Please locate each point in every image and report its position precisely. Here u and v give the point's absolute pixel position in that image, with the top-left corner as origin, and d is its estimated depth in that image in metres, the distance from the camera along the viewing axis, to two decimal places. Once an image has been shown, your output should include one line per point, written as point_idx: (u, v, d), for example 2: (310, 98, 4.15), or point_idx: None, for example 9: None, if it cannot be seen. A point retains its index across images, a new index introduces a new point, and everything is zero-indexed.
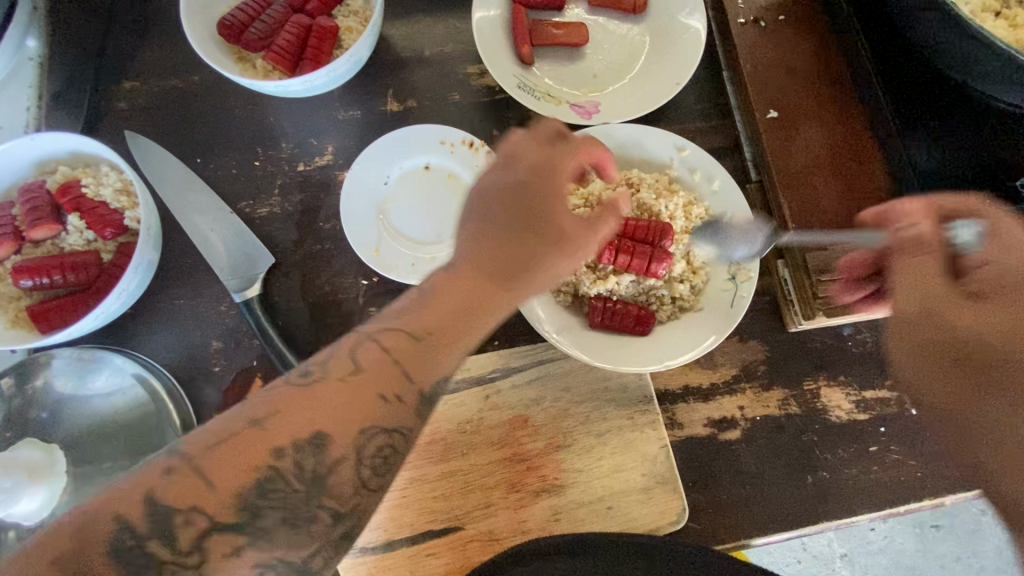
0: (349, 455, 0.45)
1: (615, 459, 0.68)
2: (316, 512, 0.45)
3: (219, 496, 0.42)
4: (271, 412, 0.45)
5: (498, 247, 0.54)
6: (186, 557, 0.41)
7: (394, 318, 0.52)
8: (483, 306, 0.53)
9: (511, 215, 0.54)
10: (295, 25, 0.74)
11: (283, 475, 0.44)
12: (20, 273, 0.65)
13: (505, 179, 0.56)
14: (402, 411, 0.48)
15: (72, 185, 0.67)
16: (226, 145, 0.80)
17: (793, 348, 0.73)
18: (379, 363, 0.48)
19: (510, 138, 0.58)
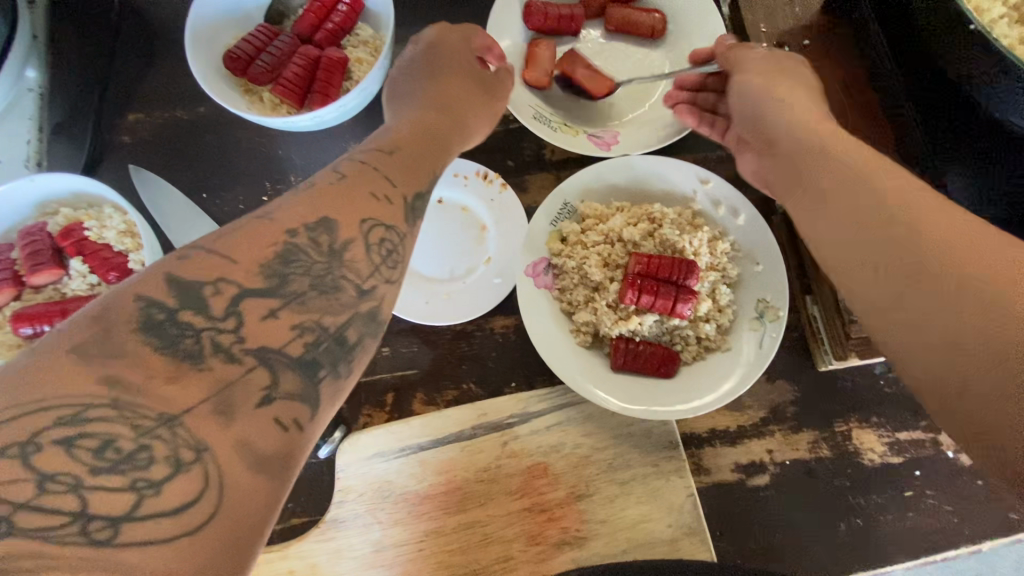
0: (356, 238, 0.45)
1: (639, 509, 0.65)
2: (341, 282, 0.43)
3: (245, 268, 0.40)
4: (274, 209, 0.44)
5: (449, 88, 0.71)
6: (223, 322, 0.38)
7: (373, 142, 0.58)
8: (440, 133, 0.64)
9: (436, 68, 0.72)
10: (304, 56, 0.71)
11: (302, 249, 0.43)
12: (20, 322, 0.62)
13: (436, 49, 0.73)
14: (392, 212, 0.49)
15: (74, 228, 0.65)
16: (232, 179, 0.77)
17: (823, 388, 0.70)
18: (362, 170, 0.50)
19: (433, 26, 0.74)
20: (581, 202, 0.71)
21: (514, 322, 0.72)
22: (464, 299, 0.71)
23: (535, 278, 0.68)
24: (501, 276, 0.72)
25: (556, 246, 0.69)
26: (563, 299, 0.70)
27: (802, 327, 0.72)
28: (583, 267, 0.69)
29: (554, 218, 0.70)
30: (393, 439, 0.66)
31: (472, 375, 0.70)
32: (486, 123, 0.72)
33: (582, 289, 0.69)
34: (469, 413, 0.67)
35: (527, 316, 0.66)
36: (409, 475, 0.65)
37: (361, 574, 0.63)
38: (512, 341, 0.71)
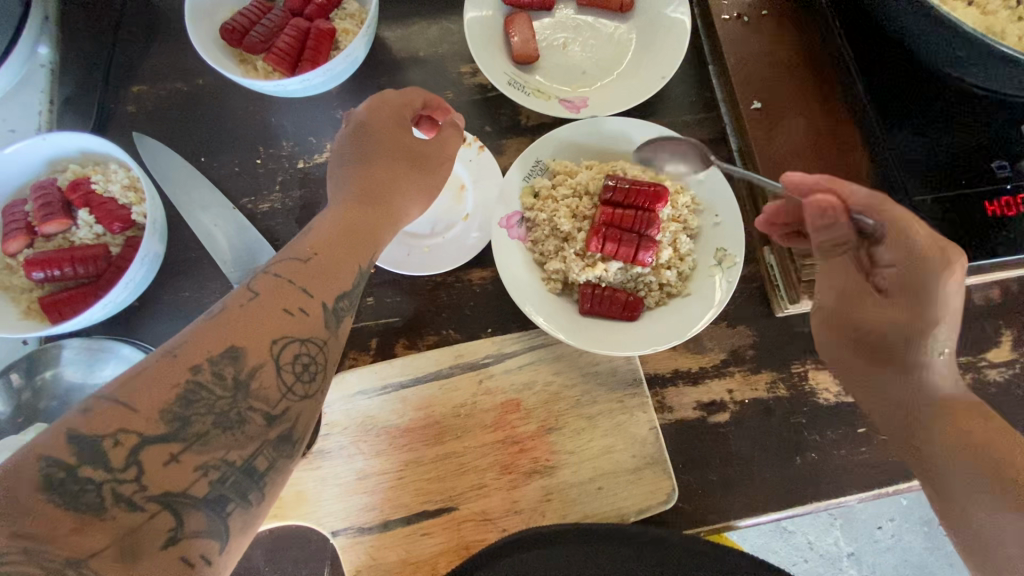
0: (267, 361, 0.49)
1: (604, 441, 0.69)
2: (247, 415, 0.48)
3: (146, 416, 0.44)
4: (182, 343, 0.47)
5: (383, 168, 0.68)
6: (123, 474, 0.42)
7: (291, 245, 0.59)
8: (370, 229, 0.63)
9: (372, 145, 0.69)
10: (294, 28, 0.77)
11: (206, 386, 0.46)
12: (32, 266, 0.67)
13: (368, 126, 0.70)
14: (309, 325, 0.53)
15: (82, 182, 0.71)
16: (228, 144, 0.83)
17: (782, 333, 0.75)
18: (276, 286, 0.53)
19: (364, 103, 0.71)
20: (551, 160, 0.76)
21: (490, 273, 0.77)
22: (443, 252, 0.76)
23: (508, 229, 0.73)
24: (478, 231, 0.77)
25: (528, 200, 0.74)
26: (534, 251, 0.75)
27: (760, 276, 0.76)
28: (553, 219, 0.74)
29: (527, 174, 0.75)
30: (375, 377, 0.71)
31: (450, 322, 0.75)
32: (420, 204, 0.71)
33: (552, 239, 0.74)
34: (446, 354, 0.72)
35: (500, 263, 0.71)
36: (391, 411, 0.70)
37: (344, 500, 0.67)
38: (488, 290, 0.76)
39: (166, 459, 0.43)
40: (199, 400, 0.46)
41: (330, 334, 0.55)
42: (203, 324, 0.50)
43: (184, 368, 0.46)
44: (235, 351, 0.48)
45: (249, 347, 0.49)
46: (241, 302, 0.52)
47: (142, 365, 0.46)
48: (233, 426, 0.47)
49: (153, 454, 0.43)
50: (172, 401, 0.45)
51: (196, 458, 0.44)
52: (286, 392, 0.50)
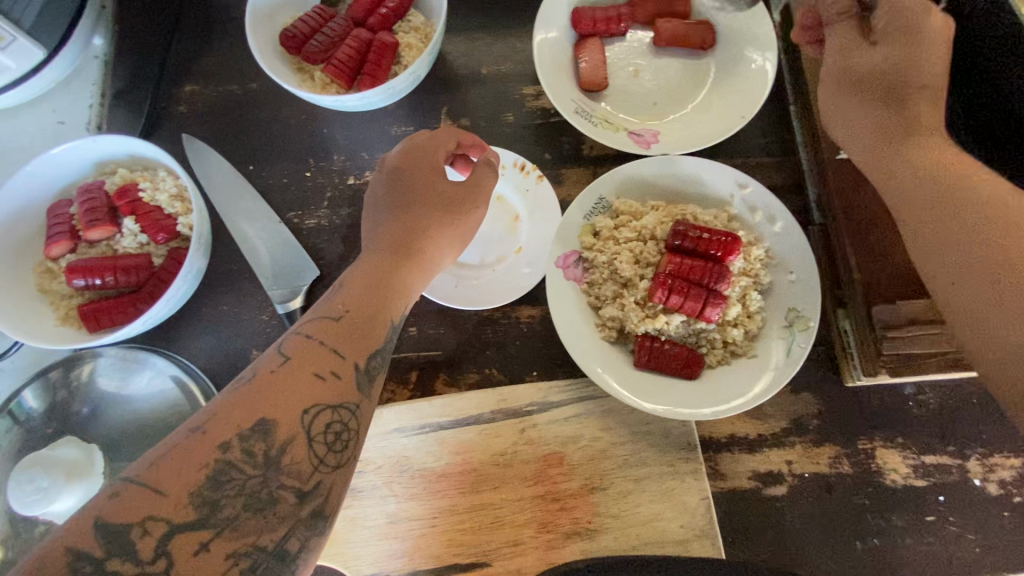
0: (298, 435, 0.46)
1: (651, 507, 0.65)
2: (279, 493, 0.44)
3: (174, 499, 0.41)
4: (209, 418, 0.45)
5: (415, 216, 0.63)
6: (151, 567, 0.39)
7: (322, 302, 0.56)
8: (400, 284, 0.59)
9: (404, 193, 0.64)
10: (356, 39, 0.73)
11: (235, 465, 0.44)
12: (73, 273, 0.66)
13: (403, 172, 0.64)
14: (340, 388, 0.50)
15: (129, 188, 0.68)
16: (278, 154, 0.80)
17: (850, 405, 0.69)
18: (305, 348, 0.50)
19: (397, 147, 0.66)
20: (615, 199, 0.71)
21: (540, 312, 0.72)
22: (491, 288, 0.72)
23: (564, 269, 0.69)
24: (530, 266, 0.73)
25: (588, 240, 0.70)
26: (590, 293, 0.70)
27: (831, 341, 0.71)
28: (613, 263, 0.69)
29: (588, 213, 0.71)
30: (414, 416, 0.67)
31: (494, 361, 0.71)
32: (453, 251, 0.65)
33: (610, 283, 0.69)
34: (489, 397, 0.68)
35: (553, 307, 0.66)
36: (427, 453, 0.67)
37: (373, 544, 0.64)
38: (536, 331, 0.72)
39: (196, 548, 0.41)
40: (229, 480, 0.43)
41: (362, 398, 0.51)
42: (233, 390, 0.47)
43: (212, 446, 0.44)
44: (265, 425, 0.45)
45: (278, 420, 0.46)
46: (272, 367, 0.49)
47: (165, 446, 0.44)
48: (264, 507, 0.44)
49: (183, 543, 0.41)
50: (200, 484, 0.42)
51: (227, 546, 0.42)
52: (318, 465, 0.46)
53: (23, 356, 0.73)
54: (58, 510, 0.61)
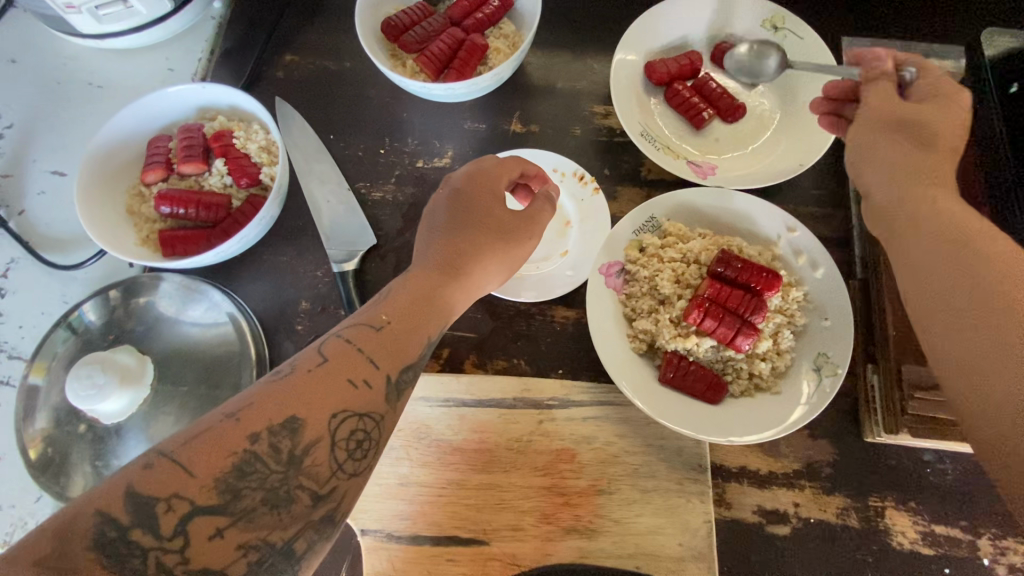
0: (322, 438, 0.47)
1: (653, 519, 0.66)
2: (296, 492, 0.46)
3: (201, 482, 0.44)
4: (245, 407, 0.47)
5: (467, 240, 0.64)
6: (169, 543, 0.42)
7: (367, 308, 0.58)
8: (441, 303, 0.60)
9: (463, 215, 0.65)
10: (451, 36, 0.80)
11: (260, 459, 0.46)
12: (162, 201, 0.72)
13: (464, 195, 0.66)
14: (369, 397, 0.51)
15: (225, 134, 0.75)
16: (359, 129, 0.86)
17: (864, 460, 0.69)
18: (344, 354, 0.52)
19: (461, 168, 0.69)
20: (665, 220, 0.74)
21: (574, 315, 0.75)
22: (532, 280, 0.76)
23: (605, 277, 0.71)
24: (573, 269, 0.76)
25: (633, 254, 0.72)
26: (626, 304, 0.72)
27: (856, 393, 0.71)
28: (654, 279, 0.71)
29: (638, 228, 0.73)
30: (441, 387, 0.71)
31: (523, 352, 0.74)
32: (501, 276, 0.67)
33: (648, 298, 0.71)
34: (513, 384, 0.71)
35: (591, 311, 0.69)
36: (447, 425, 0.70)
37: (382, 502, 0.67)
38: (568, 331, 0.75)
39: (211, 534, 0.43)
40: (253, 472, 0.45)
41: (389, 408, 0.52)
42: (272, 383, 0.49)
43: (242, 437, 0.46)
44: (294, 423, 0.47)
45: (309, 420, 0.48)
46: (310, 366, 0.51)
47: (205, 425, 0.47)
48: (280, 503, 0.46)
49: (200, 527, 0.43)
50: (225, 471, 0.45)
51: (238, 537, 0.44)
52: (336, 470, 0.48)
53: (98, 269, 0.80)
54: (104, 408, 0.66)
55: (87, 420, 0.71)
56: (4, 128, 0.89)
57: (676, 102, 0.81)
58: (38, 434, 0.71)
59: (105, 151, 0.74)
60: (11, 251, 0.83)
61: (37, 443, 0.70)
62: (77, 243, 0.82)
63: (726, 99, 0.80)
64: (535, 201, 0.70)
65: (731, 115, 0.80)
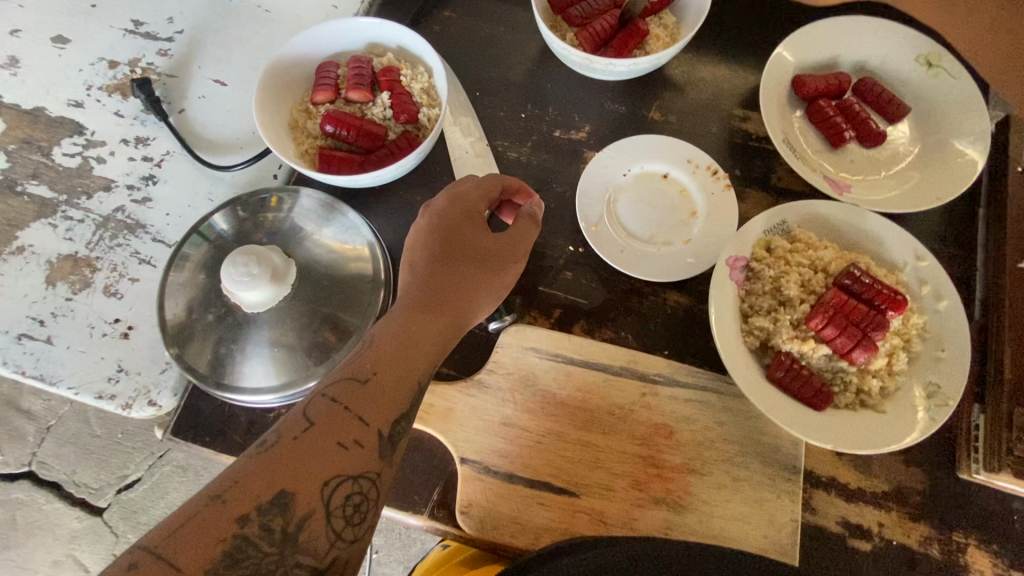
0: (315, 510, 0.50)
1: (739, 507, 0.67)
2: (294, 571, 0.49)
3: (191, 574, 0.46)
4: (229, 485, 0.50)
5: (454, 273, 0.67)
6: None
7: (350, 360, 0.60)
8: (430, 343, 0.63)
9: (447, 250, 0.68)
10: (615, 17, 0.83)
11: (253, 541, 0.48)
12: (327, 120, 0.76)
13: (449, 229, 0.69)
14: (360, 456, 0.54)
15: (393, 70, 0.80)
16: (504, 90, 0.90)
17: (956, 496, 0.70)
18: (330, 413, 0.55)
19: (442, 195, 0.71)
20: (796, 226, 0.76)
21: (687, 301, 0.77)
22: (652, 260, 0.78)
23: (731, 269, 0.72)
24: (695, 257, 0.78)
25: (760, 252, 0.74)
26: (746, 299, 0.74)
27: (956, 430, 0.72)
28: (780, 280, 0.73)
29: (769, 228, 0.75)
30: (552, 343, 0.74)
31: (633, 327, 0.76)
32: (491, 305, 0.70)
33: (769, 297, 0.73)
34: (621, 354, 0.73)
35: (715, 297, 0.71)
36: (553, 379, 0.72)
37: (483, 437, 0.70)
38: (679, 316, 0.77)
39: None
40: (246, 557, 0.48)
41: (383, 464, 0.55)
42: (256, 454, 0.53)
43: (230, 521, 0.49)
44: (283, 498, 0.50)
45: (298, 493, 0.50)
46: (295, 433, 0.54)
47: (190, 509, 0.49)
48: None
49: None
50: (215, 561, 0.47)
51: None
52: (335, 539, 0.51)
53: (245, 175, 0.86)
54: (250, 298, 0.69)
55: (217, 310, 0.75)
56: (176, 33, 0.95)
57: (817, 116, 0.83)
58: (177, 316, 0.76)
59: (282, 66, 0.79)
60: (167, 144, 0.88)
61: (175, 324, 0.75)
62: (228, 148, 0.88)
63: (870, 123, 0.81)
64: (519, 219, 0.71)
65: (871, 140, 0.82)
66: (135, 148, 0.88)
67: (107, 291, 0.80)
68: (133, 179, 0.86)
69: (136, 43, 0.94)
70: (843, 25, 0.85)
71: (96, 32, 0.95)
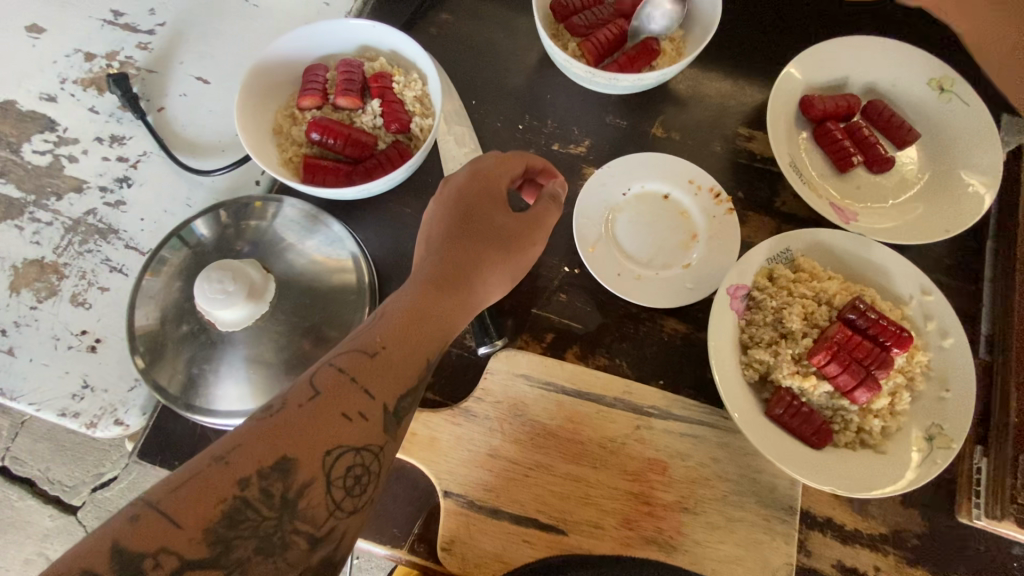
0: (318, 477, 0.46)
1: (732, 549, 0.65)
2: (291, 539, 0.45)
3: (189, 535, 0.42)
4: (232, 448, 0.46)
5: (471, 246, 0.63)
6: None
7: (360, 331, 0.56)
8: (443, 317, 0.58)
9: (466, 220, 0.64)
10: (620, 28, 0.79)
11: (253, 506, 0.45)
12: (313, 127, 0.72)
13: (467, 200, 0.65)
14: (366, 429, 0.50)
15: (385, 76, 0.76)
16: (501, 100, 0.86)
17: (955, 541, 0.67)
18: (337, 383, 0.51)
19: (464, 166, 0.67)
20: (800, 254, 0.73)
21: (685, 330, 0.74)
22: (650, 285, 0.75)
23: (732, 298, 0.69)
24: (694, 283, 0.75)
25: (762, 281, 0.71)
26: (746, 330, 0.71)
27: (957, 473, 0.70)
28: (782, 311, 0.70)
29: (772, 257, 0.72)
30: (543, 370, 0.71)
31: (628, 355, 0.73)
32: (505, 283, 0.65)
33: (770, 329, 0.70)
34: (615, 384, 0.70)
35: (713, 328, 0.68)
36: (543, 408, 0.69)
37: (467, 469, 0.67)
38: (676, 344, 0.74)
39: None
40: (244, 521, 0.44)
41: (388, 439, 0.51)
42: (260, 419, 0.48)
43: (231, 482, 0.45)
44: (286, 464, 0.46)
45: (302, 460, 0.46)
46: (301, 400, 0.49)
47: (191, 470, 0.45)
48: (275, 552, 0.45)
49: None
50: (215, 521, 0.43)
51: None
52: (334, 509, 0.47)
53: (225, 180, 0.81)
54: (225, 315, 0.66)
55: (190, 325, 0.71)
56: (157, 25, 0.90)
57: (825, 139, 0.80)
58: (147, 329, 0.71)
59: (267, 67, 0.75)
60: (144, 144, 0.84)
61: (144, 338, 0.71)
62: (209, 151, 0.83)
63: (879, 149, 0.79)
64: (540, 199, 0.68)
65: (879, 166, 0.79)
66: (109, 147, 0.83)
67: (74, 300, 0.76)
68: (106, 181, 0.82)
69: (114, 35, 0.89)
70: (854, 45, 0.82)
71: (71, 21, 0.90)
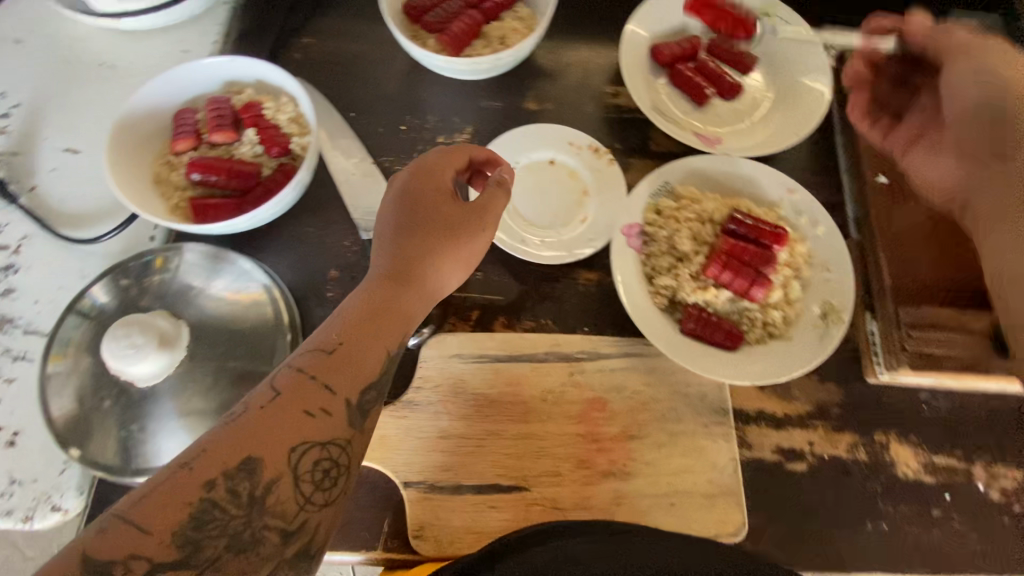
0: (283, 474, 0.49)
1: (681, 460, 0.70)
2: (262, 534, 0.48)
3: (158, 540, 0.45)
4: (198, 453, 0.48)
5: (421, 242, 0.63)
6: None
7: (322, 330, 0.57)
8: (396, 310, 0.59)
9: (411, 216, 0.64)
10: (471, 18, 0.84)
11: (219, 504, 0.47)
12: (193, 167, 0.73)
13: (412, 197, 0.65)
14: (330, 424, 0.52)
15: (254, 105, 0.77)
16: (379, 107, 0.89)
17: (869, 401, 0.75)
18: (297, 383, 0.52)
19: (402, 168, 0.68)
20: (679, 184, 0.79)
21: (596, 276, 0.79)
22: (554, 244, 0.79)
23: (628, 238, 0.75)
24: (594, 232, 0.80)
25: (651, 216, 0.77)
26: (647, 263, 0.76)
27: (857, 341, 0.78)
28: (674, 238, 0.77)
29: (653, 192, 0.78)
30: (473, 345, 0.73)
31: (550, 313, 0.77)
32: (458, 272, 0.65)
33: (668, 256, 0.77)
34: (543, 341, 0.74)
35: (616, 266, 0.73)
36: (481, 380, 0.72)
37: (421, 456, 0.68)
38: (591, 291, 0.78)
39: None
40: (212, 520, 0.47)
41: (354, 432, 0.53)
42: (224, 424, 0.50)
43: (198, 485, 0.47)
44: (251, 463, 0.48)
45: (266, 458, 0.49)
46: (263, 402, 0.51)
47: (156, 480, 0.47)
48: (246, 547, 0.47)
49: None
50: (183, 522, 0.46)
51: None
52: (304, 503, 0.50)
53: (118, 243, 0.80)
54: (139, 371, 0.66)
55: (112, 394, 0.69)
56: (10, 107, 0.87)
57: (678, 78, 0.87)
58: (65, 407, 0.69)
59: (133, 120, 0.75)
60: (23, 226, 0.81)
61: (65, 416, 0.69)
62: (94, 218, 0.81)
63: (726, 77, 0.87)
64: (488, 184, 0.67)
65: (730, 92, 0.87)
66: None
67: None
68: None
69: None
70: None
71: None
